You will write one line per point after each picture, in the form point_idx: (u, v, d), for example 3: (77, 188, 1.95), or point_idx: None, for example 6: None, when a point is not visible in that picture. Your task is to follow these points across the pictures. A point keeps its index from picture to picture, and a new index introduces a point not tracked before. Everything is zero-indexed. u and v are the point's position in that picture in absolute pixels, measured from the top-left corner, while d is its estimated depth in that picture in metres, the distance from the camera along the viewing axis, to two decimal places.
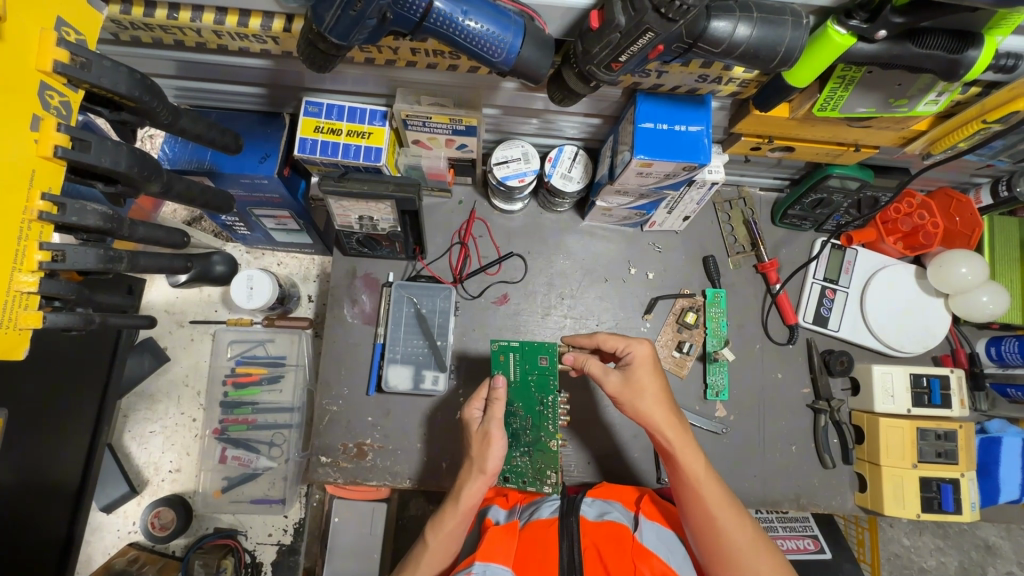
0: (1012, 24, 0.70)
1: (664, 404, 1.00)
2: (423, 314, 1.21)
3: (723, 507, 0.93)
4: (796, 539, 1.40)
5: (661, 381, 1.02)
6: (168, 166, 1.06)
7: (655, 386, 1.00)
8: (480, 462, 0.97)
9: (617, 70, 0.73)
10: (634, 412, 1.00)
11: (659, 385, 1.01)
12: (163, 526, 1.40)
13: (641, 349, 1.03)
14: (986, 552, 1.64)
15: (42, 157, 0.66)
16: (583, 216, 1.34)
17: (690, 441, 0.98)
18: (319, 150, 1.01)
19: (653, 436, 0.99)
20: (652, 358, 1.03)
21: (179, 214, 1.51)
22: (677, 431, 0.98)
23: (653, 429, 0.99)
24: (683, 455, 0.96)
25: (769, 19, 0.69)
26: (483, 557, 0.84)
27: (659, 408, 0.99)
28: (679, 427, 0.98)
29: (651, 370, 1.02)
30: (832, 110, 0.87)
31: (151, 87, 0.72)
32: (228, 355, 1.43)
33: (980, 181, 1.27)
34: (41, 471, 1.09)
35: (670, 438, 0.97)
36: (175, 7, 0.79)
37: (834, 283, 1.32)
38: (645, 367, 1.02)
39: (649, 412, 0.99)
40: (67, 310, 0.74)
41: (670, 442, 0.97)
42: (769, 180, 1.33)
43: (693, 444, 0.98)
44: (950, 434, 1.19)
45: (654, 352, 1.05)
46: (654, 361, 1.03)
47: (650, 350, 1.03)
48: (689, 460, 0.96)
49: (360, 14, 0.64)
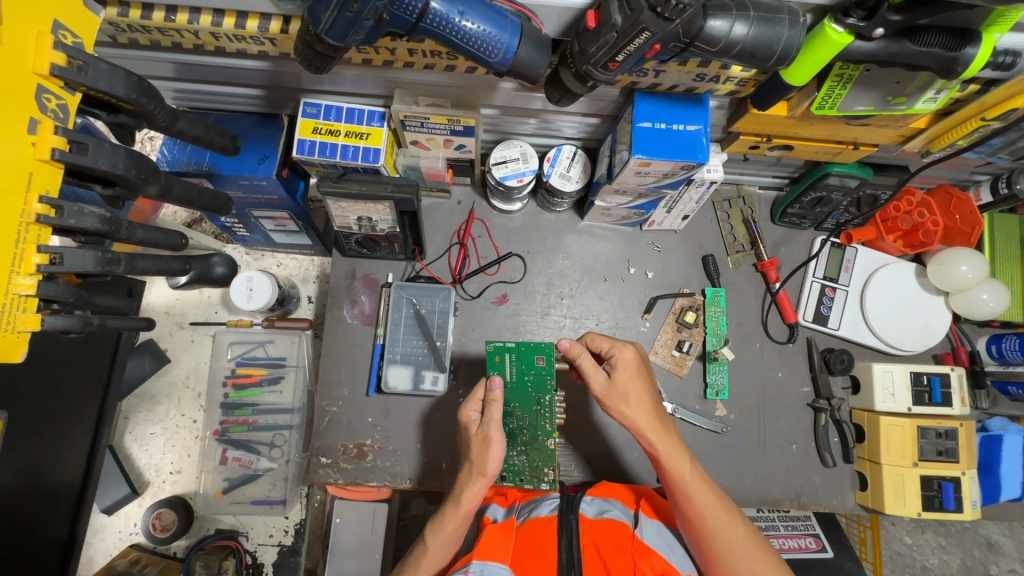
0: (1010, 21, 0.70)
1: (647, 408, 0.99)
2: (422, 314, 1.21)
3: (714, 508, 0.93)
4: (798, 538, 1.40)
5: (646, 382, 1.01)
6: (167, 167, 1.06)
7: (638, 387, 1.00)
8: (480, 464, 0.97)
9: (614, 70, 0.73)
10: (619, 416, 1.00)
11: (642, 386, 1.00)
12: (163, 528, 1.40)
13: (625, 353, 1.02)
14: (988, 550, 1.63)
15: (40, 160, 0.66)
16: (582, 216, 1.34)
17: (676, 444, 0.98)
18: (317, 151, 1.01)
19: (639, 440, 0.99)
20: (636, 361, 1.02)
21: (179, 215, 1.51)
22: (661, 435, 0.98)
23: (638, 434, 0.98)
24: (669, 460, 0.96)
25: (765, 17, 0.69)
26: (481, 556, 0.85)
27: (644, 412, 0.98)
28: (663, 431, 0.98)
29: (635, 372, 1.01)
30: (831, 108, 0.87)
31: (148, 90, 0.72)
32: (228, 356, 1.43)
33: (979, 179, 1.27)
34: (41, 473, 1.09)
35: (655, 442, 0.97)
36: (173, 9, 0.79)
37: (834, 282, 1.31)
38: (629, 370, 1.01)
39: (633, 416, 0.99)
40: (65, 313, 0.74)
41: (655, 446, 0.97)
42: (769, 179, 1.33)
43: (679, 446, 0.98)
44: (951, 432, 1.19)
45: (639, 353, 1.05)
46: (639, 362, 1.03)
47: (634, 353, 1.03)
48: (674, 464, 0.96)
49: (357, 14, 0.64)
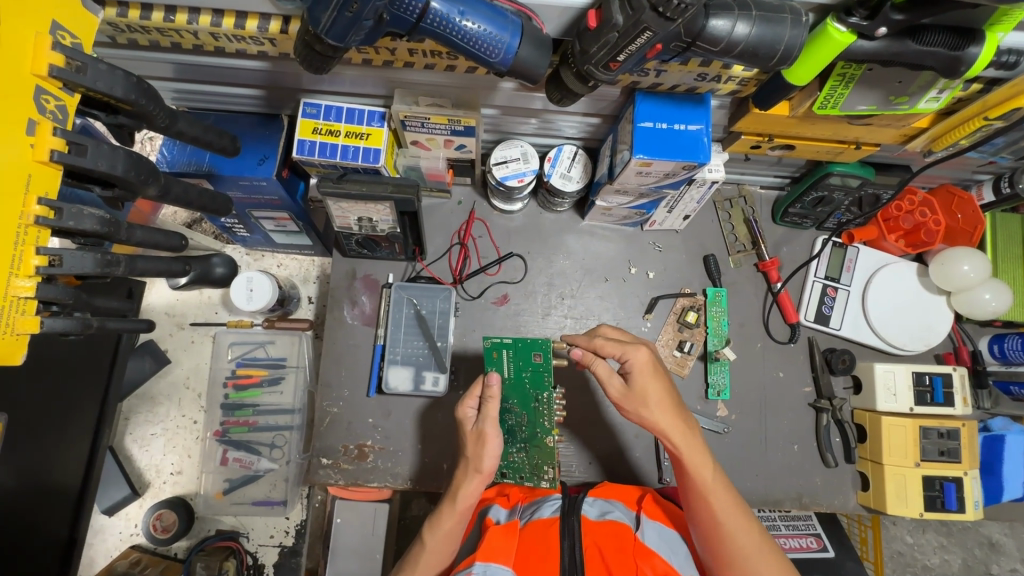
0: (1013, 20, 0.69)
1: (668, 411, 0.98)
2: (423, 315, 1.20)
3: (731, 512, 0.93)
4: (799, 537, 1.40)
5: (666, 385, 1.00)
6: (166, 169, 1.06)
7: (657, 392, 0.98)
8: (476, 461, 0.98)
9: (615, 70, 0.72)
10: (640, 419, 1.00)
11: (661, 390, 0.99)
12: (164, 528, 1.40)
13: (640, 355, 0.99)
14: (989, 550, 1.63)
15: (38, 161, 0.65)
16: (583, 216, 1.33)
17: (700, 447, 0.98)
18: (317, 151, 1.01)
19: (662, 441, 0.99)
20: (652, 363, 1.00)
21: (178, 215, 1.51)
22: (685, 436, 0.97)
23: (662, 434, 0.98)
24: (694, 463, 0.95)
25: (767, 18, 0.69)
26: (484, 557, 0.84)
27: (666, 415, 0.98)
28: (688, 432, 0.98)
29: (651, 375, 0.99)
30: (833, 108, 0.86)
31: (147, 91, 0.72)
32: (228, 357, 1.43)
33: (981, 178, 1.26)
34: (41, 474, 1.08)
35: (680, 444, 0.97)
36: (172, 10, 0.79)
37: (835, 282, 1.31)
38: (647, 374, 0.99)
39: (654, 419, 0.98)
40: (64, 314, 0.74)
41: (678, 447, 0.97)
42: (770, 179, 1.32)
43: (703, 449, 0.98)
44: (953, 432, 1.19)
45: (654, 352, 1.02)
46: (654, 364, 1.00)
47: (649, 356, 1.00)
48: (698, 468, 0.95)
49: (356, 15, 0.63)
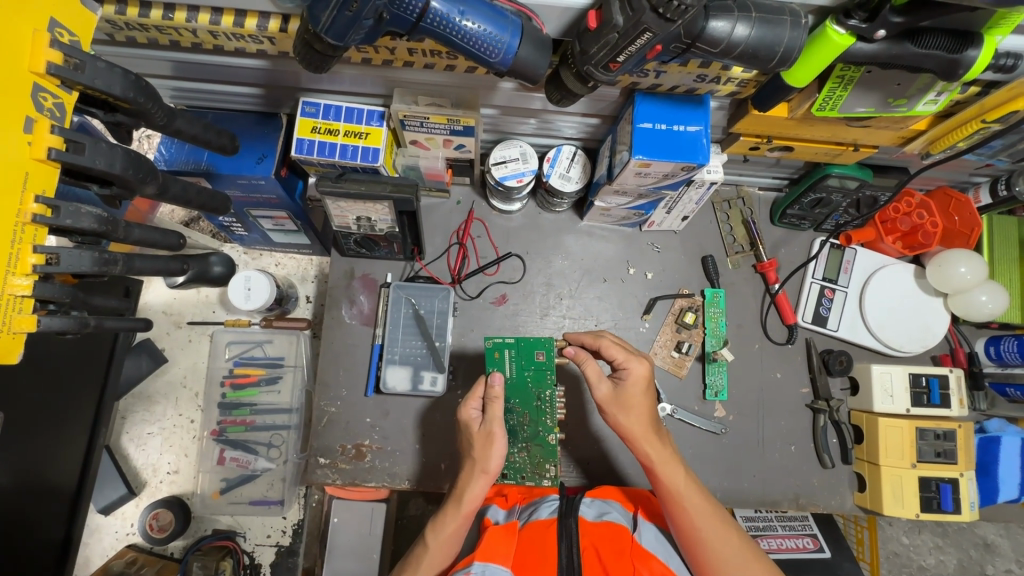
0: (1011, 24, 0.70)
1: (646, 420, 1.00)
2: (421, 314, 1.20)
3: (707, 518, 0.93)
4: (796, 538, 1.40)
5: (650, 398, 1.02)
6: (164, 166, 1.05)
7: (642, 403, 1.01)
8: (482, 462, 0.97)
9: (615, 70, 0.72)
10: (617, 425, 1.01)
11: (646, 402, 1.01)
12: (161, 528, 1.39)
13: (639, 368, 1.02)
14: (985, 551, 1.64)
15: (36, 159, 0.65)
16: (582, 216, 1.33)
17: (670, 455, 0.99)
18: (317, 150, 1.01)
19: (634, 451, 1.00)
20: (648, 378, 1.03)
21: (176, 214, 1.50)
22: (656, 446, 0.98)
23: (634, 444, 0.99)
24: (664, 470, 0.96)
25: (767, 19, 0.69)
26: (483, 557, 0.83)
27: (642, 423, 0.99)
28: (658, 442, 0.99)
29: (642, 387, 1.02)
30: (832, 110, 0.87)
31: (146, 89, 0.72)
32: (226, 356, 1.42)
33: (979, 181, 1.27)
34: (38, 473, 1.08)
35: (651, 453, 0.98)
36: (170, 7, 0.79)
37: (833, 283, 1.32)
38: (638, 384, 1.01)
39: (631, 427, 0.99)
40: (61, 314, 0.74)
41: (649, 456, 0.97)
42: (769, 180, 1.33)
43: (674, 458, 0.98)
44: (949, 433, 1.19)
45: (651, 370, 1.05)
46: (649, 380, 1.03)
47: (647, 369, 1.03)
48: (669, 474, 0.96)
49: (357, 14, 0.63)
